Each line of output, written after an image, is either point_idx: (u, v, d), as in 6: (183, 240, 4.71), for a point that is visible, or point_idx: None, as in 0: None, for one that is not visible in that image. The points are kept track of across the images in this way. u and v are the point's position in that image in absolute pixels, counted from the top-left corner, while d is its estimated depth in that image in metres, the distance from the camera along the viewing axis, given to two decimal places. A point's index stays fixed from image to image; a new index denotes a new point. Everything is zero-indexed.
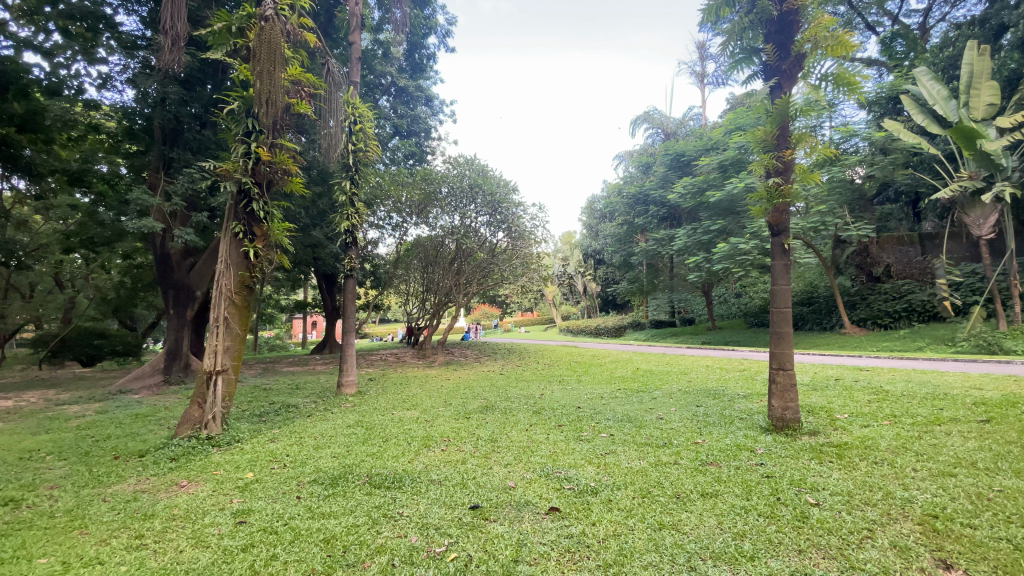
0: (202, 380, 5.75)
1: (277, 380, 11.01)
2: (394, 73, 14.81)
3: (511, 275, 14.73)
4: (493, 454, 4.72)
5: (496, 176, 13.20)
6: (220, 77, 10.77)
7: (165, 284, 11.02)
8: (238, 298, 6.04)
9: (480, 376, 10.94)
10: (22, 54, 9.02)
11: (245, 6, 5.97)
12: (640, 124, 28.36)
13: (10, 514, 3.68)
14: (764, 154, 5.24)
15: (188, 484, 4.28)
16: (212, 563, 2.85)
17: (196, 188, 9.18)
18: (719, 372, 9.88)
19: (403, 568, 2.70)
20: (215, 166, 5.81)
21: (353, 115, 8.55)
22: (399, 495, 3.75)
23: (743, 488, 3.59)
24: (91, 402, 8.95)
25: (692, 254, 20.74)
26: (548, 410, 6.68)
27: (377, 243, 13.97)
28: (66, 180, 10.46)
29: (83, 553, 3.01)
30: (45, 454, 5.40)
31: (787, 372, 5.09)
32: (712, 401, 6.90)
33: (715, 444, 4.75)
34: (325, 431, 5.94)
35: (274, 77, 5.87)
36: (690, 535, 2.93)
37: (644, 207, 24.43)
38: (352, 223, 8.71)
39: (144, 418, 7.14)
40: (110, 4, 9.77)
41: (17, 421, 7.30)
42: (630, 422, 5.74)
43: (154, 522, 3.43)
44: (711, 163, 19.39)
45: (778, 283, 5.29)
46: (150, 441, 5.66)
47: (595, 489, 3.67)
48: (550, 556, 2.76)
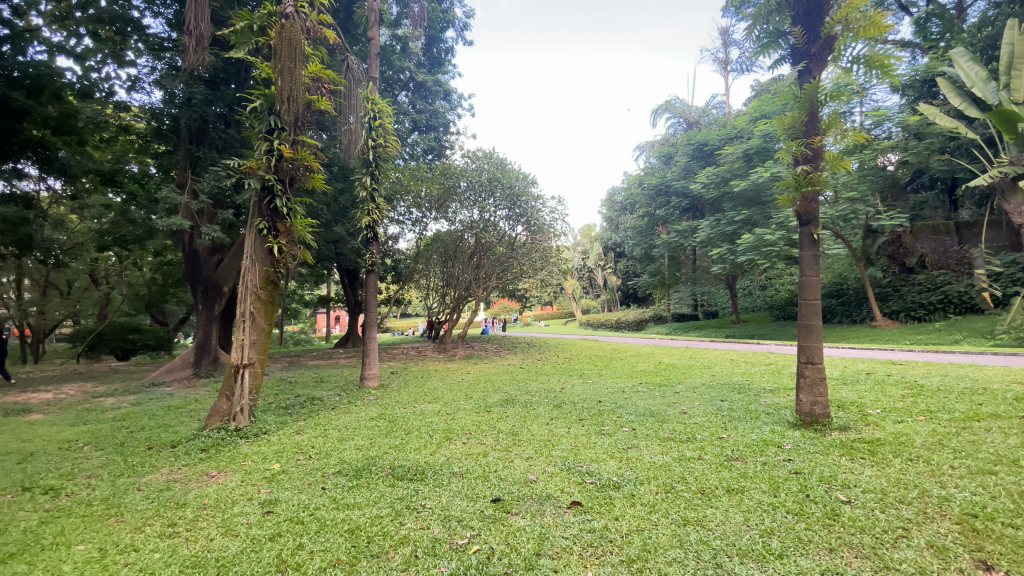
0: (230, 373, 5.88)
1: (303, 373, 11.25)
2: (412, 68, 14.87)
3: (529, 269, 14.58)
4: (514, 447, 4.74)
5: (515, 169, 13.14)
6: (244, 77, 10.92)
7: (193, 280, 11.29)
8: (263, 293, 6.14)
9: (500, 370, 10.97)
10: (55, 58, 9.35)
11: (266, 5, 6.03)
12: (662, 113, 28.02)
13: (50, 502, 3.85)
14: (792, 141, 5.08)
15: (218, 474, 4.39)
16: (243, 551, 2.92)
17: (221, 186, 9.37)
18: (744, 366, 9.66)
19: (426, 560, 2.73)
20: (239, 164, 5.93)
21: (372, 111, 8.61)
22: (422, 487, 3.78)
23: (771, 484, 3.51)
24: (125, 395, 9.27)
25: (716, 246, 20.50)
26: (568, 404, 6.65)
27: (397, 238, 14.11)
28: (99, 181, 10.83)
29: (118, 540, 3.11)
30: (83, 444, 5.62)
31: (816, 365, 4.95)
32: (737, 395, 6.76)
33: (741, 439, 4.64)
34: (348, 423, 6.05)
35: (295, 74, 5.93)
36: (716, 531, 2.88)
37: (666, 198, 24.13)
38: (372, 218, 8.77)
39: (175, 409, 7.37)
40: (137, 7, 10.00)
41: (56, 413, 7.61)
42: (653, 417, 5.67)
43: (186, 511, 3.54)
44: (735, 151, 19.09)
45: (807, 275, 5.12)
46: (182, 433, 5.83)
47: (617, 483, 3.64)
48: (572, 550, 2.74)
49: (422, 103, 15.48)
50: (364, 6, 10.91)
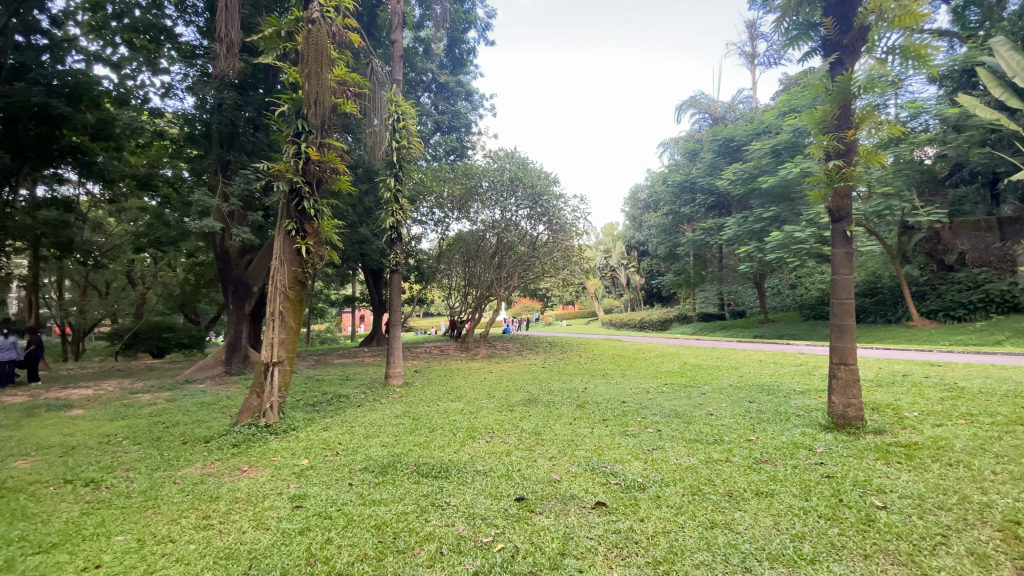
0: (260, 370, 6.02)
1: (329, 372, 11.45)
2: (435, 70, 14.99)
3: (551, 269, 14.49)
4: (538, 446, 4.74)
5: (536, 169, 13.12)
6: (272, 81, 11.18)
7: (224, 280, 11.60)
8: (292, 293, 6.26)
9: (523, 369, 10.99)
10: (92, 66, 9.75)
11: (293, 11, 6.17)
12: (686, 109, 27.60)
13: (91, 493, 4.02)
14: (824, 135, 4.94)
15: (249, 469, 4.52)
16: (273, 544, 2.99)
17: (251, 189, 9.62)
18: (773, 367, 9.42)
19: (452, 557, 2.75)
20: (268, 167, 6.07)
21: (396, 113, 8.71)
22: (446, 485, 3.81)
23: (802, 487, 3.42)
24: (160, 391, 9.59)
25: (743, 245, 20.06)
26: (592, 404, 6.59)
27: (420, 239, 14.29)
28: (135, 185, 11.23)
29: (156, 532, 3.23)
30: (121, 439, 5.83)
31: (849, 367, 4.80)
32: (766, 397, 6.60)
33: (770, 441, 4.54)
34: (374, 421, 6.13)
35: (322, 78, 6.05)
36: (745, 535, 2.82)
37: (690, 195, 23.78)
38: (397, 219, 8.89)
39: (207, 406, 7.61)
40: (170, 16, 10.36)
41: (97, 408, 7.94)
42: (679, 418, 5.58)
43: (219, 504, 3.65)
44: (763, 147, 18.56)
45: (840, 273, 4.97)
46: (215, 429, 6.01)
47: (643, 485, 3.60)
48: (597, 551, 2.72)
49: (444, 104, 15.58)
50: (387, 9, 11.04)
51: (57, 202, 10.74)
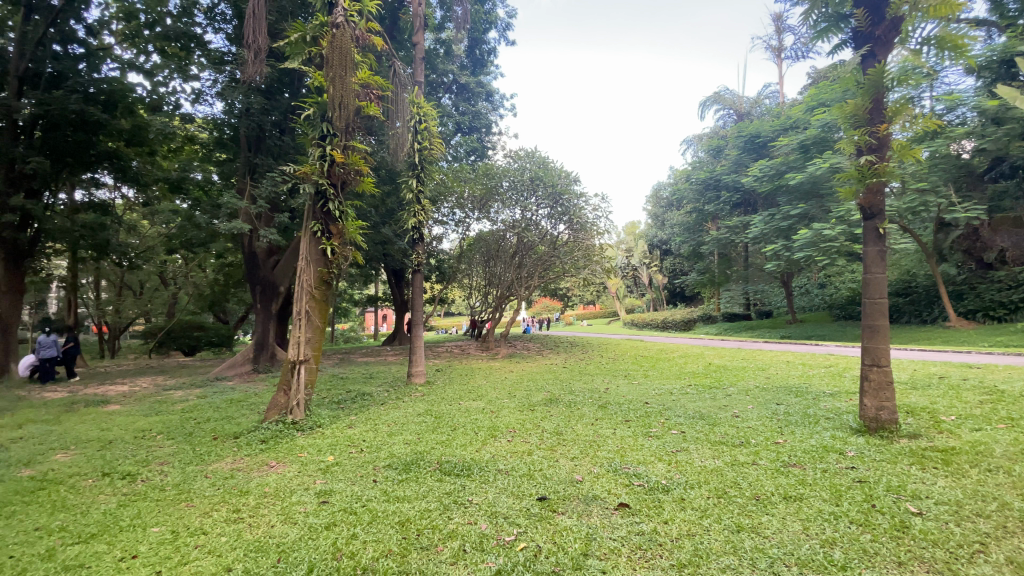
0: (287, 368, 6.16)
1: (353, 370, 11.63)
2: (455, 71, 15.09)
3: (572, 269, 14.40)
4: (559, 446, 4.73)
5: (557, 168, 13.06)
6: (297, 85, 11.41)
7: (252, 280, 11.89)
8: (318, 292, 6.38)
9: (544, 369, 10.96)
10: (127, 74, 10.13)
11: (318, 16, 6.29)
12: (710, 105, 27.14)
13: (128, 486, 4.18)
14: (855, 130, 4.80)
15: (277, 465, 4.63)
16: (301, 538, 3.06)
17: (277, 191, 9.85)
18: (802, 368, 9.19)
19: (475, 555, 2.77)
20: (294, 169, 6.20)
21: (418, 115, 8.80)
22: (468, 483, 3.84)
23: (832, 492, 3.34)
24: (191, 388, 9.89)
25: (770, 243, 19.61)
26: (614, 405, 6.54)
27: (441, 239, 14.43)
28: (168, 188, 11.59)
29: (189, 524, 3.34)
30: (156, 434, 6.04)
31: (882, 368, 4.65)
32: (795, 399, 6.44)
33: (799, 444, 4.44)
34: (397, 419, 6.21)
35: (346, 81, 6.17)
36: (772, 539, 2.76)
37: (715, 193, 23.42)
38: (419, 219, 8.98)
39: (236, 403, 7.81)
40: (200, 24, 10.68)
41: (132, 404, 8.23)
42: (704, 420, 5.49)
43: (249, 498, 3.75)
44: (790, 143, 18.14)
45: (872, 272, 4.82)
46: (244, 425, 6.17)
47: (666, 487, 3.56)
48: (621, 552, 2.70)
49: (465, 105, 15.65)
50: (409, 11, 11.16)
51: (95, 205, 11.22)
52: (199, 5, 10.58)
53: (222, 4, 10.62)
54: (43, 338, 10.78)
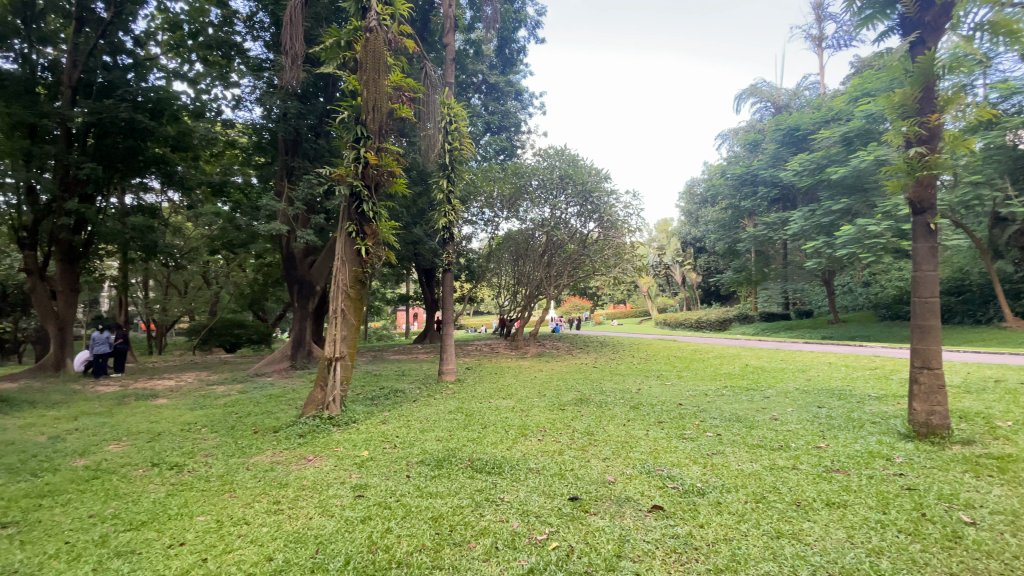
0: (324, 365, 6.32)
1: (386, 367, 11.84)
2: (485, 71, 15.18)
3: (602, 267, 14.24)
4: (590, 446, 4.69)
5: (587, 165, 12.95)
6: (331, 89, 11.71)
7: (290, 280, 12.26)
8: (353, 291, 6.52)
9: (574, 369, 10.89)
10: (172, 83, 10.61)
11: (352, 21, 6.44)
12: (746, 98, 26.37)
13: (176, 476, 4.39)
14: (903, 121, 4.59)
15: (315, 458, 4.77)
16: (337, 530, 3.14)
17: (313, 193, 10.14)
18: (844, 370, 8.83)
19: (507, 552, 2.78)
20: (330, 172, 6.38)
21: (449, 116, 8.88)
22: (499, 481, 3.86)
23: (878, 500, 3.19)
24: (233, 383, 10.30)
25: (810, 240, 18.91)
26: (647, 406, 6.45)
27: (471, 238, 14.56)
28: (210, 192, 12.07)
29: (232, 513, 3.48)
30: (201, 427, 6.32)
31: (933, 371, 4.43)
32: (837, 402, 6.21)
33: (843, 449, 4.27)
34: (429, 416, 6.30)
35: (379, 84, 6.30)
36: (813, 546, 2.67)
37: (751, 188, 22.79)
38: (449, 219, 9.08)
39: (275, 398, 8.08)
40: (240, 33, 11.09)
41: (179, 398, 8.62)
42: (741, 422, 5.36)
43: (288, 490, 3.88)
44: (832, 135, 17.44)
45: (922, 269, 4.58)
46: (283, 419, 6.38)
47: (702, 490, 3.49)
48: (655, 555, 2.67)
49: (494, 105, 15.72)
50: (439, 14, 11.28)
51: (144, 209, 11.80)
52: (239, 14, 10.99)
53: (260, 12, 11.00)
54: (96, 335, 11.40)
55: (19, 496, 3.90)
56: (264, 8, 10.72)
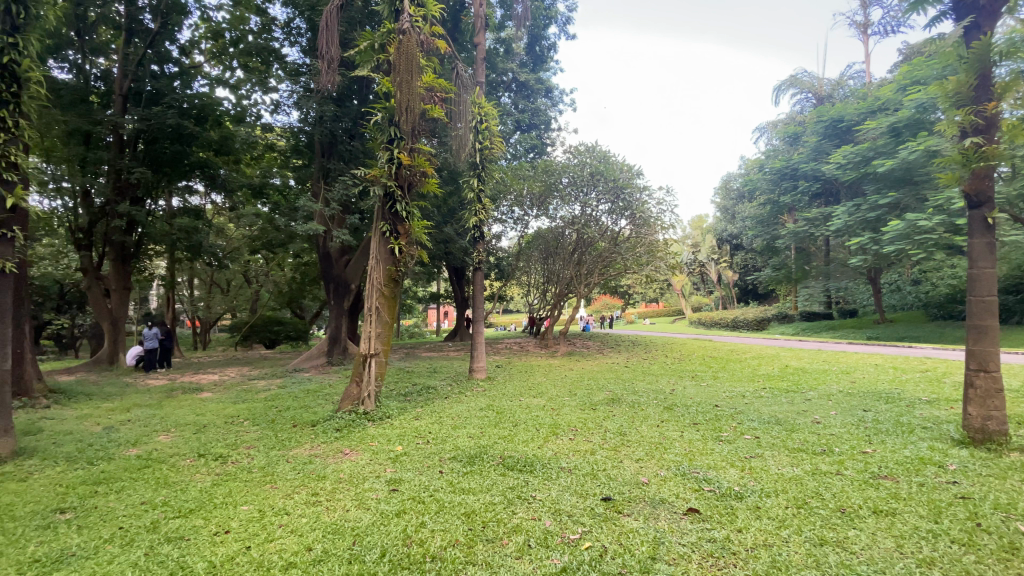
0: (359, 361, 6.47)
1: (418, 364, 12.02)
2: (515, 68, 15.17)
3: (634, 265, 14.00)
4: (623, 447, 4.63)
5: (619, 162, 12.76)
6: (365, 91, 11.94)
7: (326, 278, 12.59)
8: (387, 289, 6.64)
9: (605, 368, 10.75)
10: (215, 89, 11.06)
11: (386, 24, 6.55)
12: (785, 89, 25.45)
13: (221, 466, 4.59)
14: (957, 110, 4.34)
15: (351, 452, 4.90)
16: (374, 523, 3.21)
17: (348, 194, 10.38)
18: (893, 372, 8.43)
19: (539, 550, 2.79)
20: (365, 173, 6.52)
21: (480, 115, 8.94)
22: (532, 479, 3.86)
23: (929, 508, 3.04)
24: (273, 378, 10.67)
25: (855, 236, 18.10)
26: (681, 407, 6.31)
27: (501, 237, 14.63)
28: (251, 194, 12.51)
29: (273, 504, 3.61)
30: (243, 420, 6.58)
31: (991, 374, 4.18)
32: (885, 406, 5.93)
33: (890, 455, 4.08)
34: (461, 412, 6.37)
35: (412, 86, 6.39)
36: (860, 555, 2.57)
37: (791, 182, 21.99)
38: (479, 218, 9.14)
39: (313, 393, 8.33)
40: (279, 39, 11.46)
41: (222, 392, 8.99)
42: (780, 425, 5.20)
43: (326, 483, 4.00)
44: (879, 126, 16.61)
45: (978, 266, 4.33)
46: (320, 413, 6.56)
47: (740, 493, 3.40)
48: (691, 558, 2.62)
49: (525, 102, 15.70)
50: (470, 14, 11.35)
51: (189, 211, 12.35)
52: (277, 21, 11.36)
53: (297, 19, 11.33)
54: (146, 331, 12.01)
55: (77, 483, 4.15)
56: (301, 15, 11.04)
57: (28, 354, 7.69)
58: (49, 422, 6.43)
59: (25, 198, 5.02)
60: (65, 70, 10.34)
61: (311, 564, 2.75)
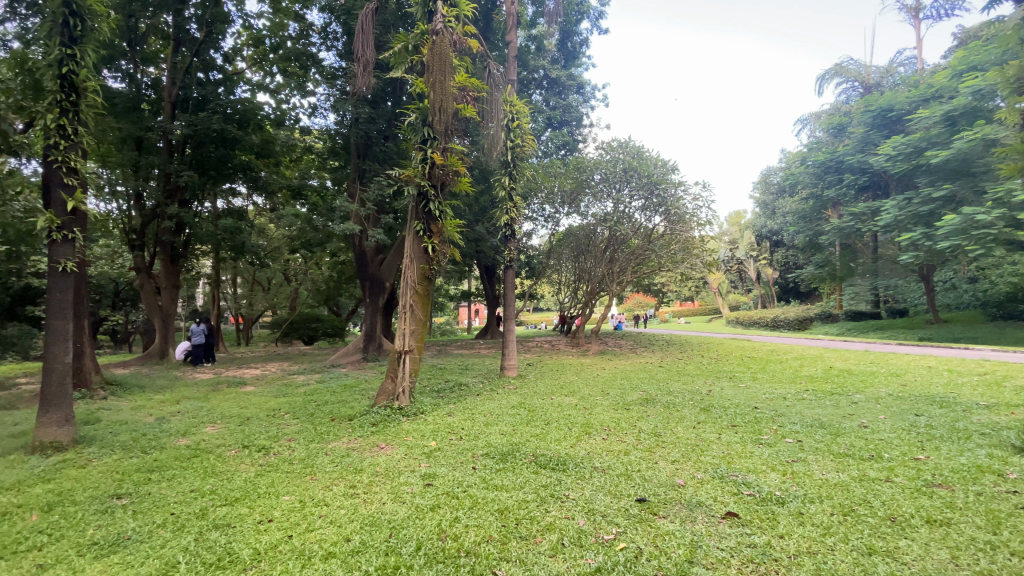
0: (393, 358, 6.60)
1: (450, 362, 12.16)
2: (546, 65, 15.13)
3: (668, 262, 13.70)
4: (658, 448, 4.55)
5: (653, 157, 12.53)
6: (398, 93, 12.15)
7: (362, 277, 12.87)
8: (421, 287, 6.74)
9: (639, 368, 10.60)
10: (257, 95, 11.49)
11: (420, 25, 6.65)
12: (829, 78, 24.41)
13: (264, 457, 4.78)
14: (1021, 96, 4.07)
15: (386, 446, 5.01)
16: (410, 516, 3.28)
17: (383, 194, 10.62)
18: (947, 375, 7.97)
19: (573, 549, 2.78)
20: (399, 173, 6.64)
21: (511, 113, 8.94)
22: (564, 478, 3.85)
23: (988, 519, 2.86)
24: (311, 373, 11.02)
25: (906, 231, 17.18)
26: (718, 408, 6.16)
27: (532, 235, 14.62)
28: (290, 195, 12.92)
29: (313, 495, 3.73)
30: (284, 413, 6.83)
31: None
32: (939, 410, 5.62)
33: (945, 462, 3.87)
34: (493, 409, 6.42)
35: (445, 86, 6.48)
36: (912, 566, 2.45)
37: (836, 175, 21.05)
38: (511, 216, 9.15)
39: (349, 388, 8.56)
40: (316, 44, 11.80)
41: (264, 386, 9.35)
42: (824, 429, 5.00)
43: (364, 476, 4.10)
44: (932, 114, 15.72)
45: None
46: (357, 408, 6.72)
47: (781, 498, 3.30)
48: (730, 563, 2.56)
49: (556, 99, 15.62)
50: (502, 12, 11.38)
51: (232, 212, 12.87)
52: (314, 27, 11.69)
53: (333, 24, 11.64)
54: (194, 327, 12.63)
55: (131, 471, 4.40)
56: (337, 19, 11.32)
57: (88, 348, 8.19)
58: (107, 412, 6.84)
59: (84, 201, 5.33)
60: (118, 79, 10.91)
61: (349, 554, 2.82)
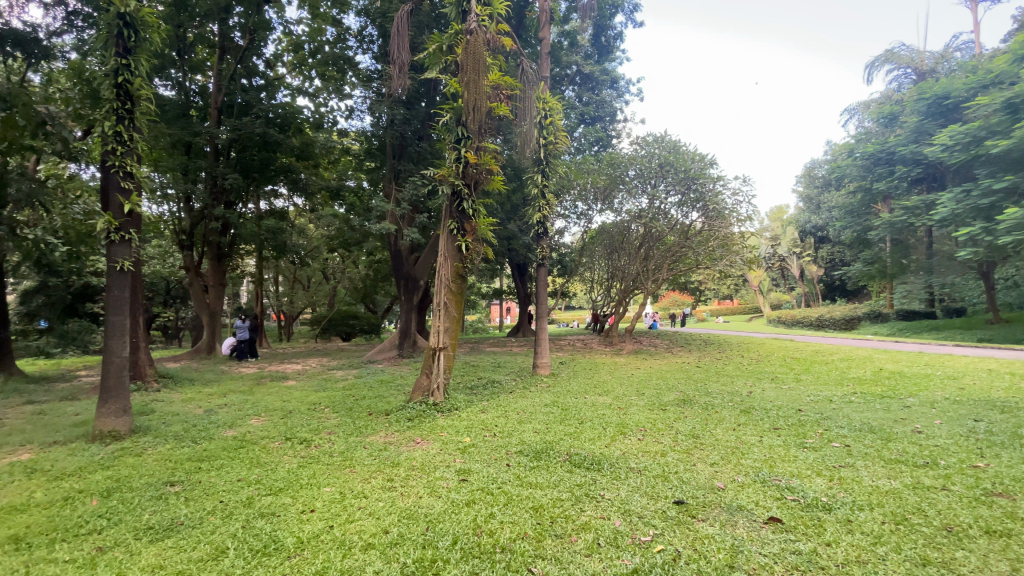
0: (428, 354, 6.71)
1: (483, 359, 12.26)
2: (579, 61, 15.01)
3: (706, 259, 13.36)
4: (696, 450, 4.46)
5: (690, 151, 12.22)
6: (432, 93, 12.31)
7: (397, 274, 13.11)
8: (455, 285, 6.81)
9: (675, 368, 10.40)
10: (297, 99, 11.88)
11: (454, 26, 6.73)
12: (879, 66, 23.22)
13: (306, 450, 4.95)
14: None
15: (422, 441, 5.10)
16: (445, 510, 3.34)
17: (418, 194, 10.80)
18: (1013, 379, 7.45)
19: (609, 549, 2.76)
20: (433, 172, 6.72)
21: (544, 110, 8.90)
22: (600, 477, 3.82)
23: None
24: (349, 369, 11.33)
25: (966, 225, 16.17)
26: (759, 410, 5.98)
27: (564, 232, 14.55)
28: (328, 196, 13.29)
29: (353, 487, 3.83)
30: (324, 407, 7.05)
31: None
32: (1001, 416, 5.28)
33: (1007, 470, 3.63)
34: (526, 407, 6.44)
35: (479, 85, 6.53)
36: None
37: (886, 167, 20.00)
38: (544, 214, 9.13)
39: (386, 383, 8.76)
40: (353, 48, 12.09)
41: (304, 380, 9.68)
42: (874, 433, 4.78)
43: (400, 470, 4.19)
44: (993, 100, 14.71)
45: None
46: (393, 403, 6.87)
47: (827, 504, 3.17)
48: (773, 570, 2.49)
49: (590, 95, 15.47)
50: (534, 9, 11.36)
51: (274, 213, 13.37)
52: (351, 31, 11.98)
53: (369, 27, 11.89)
54: (239, 323, 13.19)
55: (184, 459, 4.65)
56: (373, 22, 11.56)
57: (143, 343, 8.68)
58: (161, 403, 7.25)
59: (139, 204, 5.64)
60: (169, 88, 11.49)
61: (388, 546, 2.90)
